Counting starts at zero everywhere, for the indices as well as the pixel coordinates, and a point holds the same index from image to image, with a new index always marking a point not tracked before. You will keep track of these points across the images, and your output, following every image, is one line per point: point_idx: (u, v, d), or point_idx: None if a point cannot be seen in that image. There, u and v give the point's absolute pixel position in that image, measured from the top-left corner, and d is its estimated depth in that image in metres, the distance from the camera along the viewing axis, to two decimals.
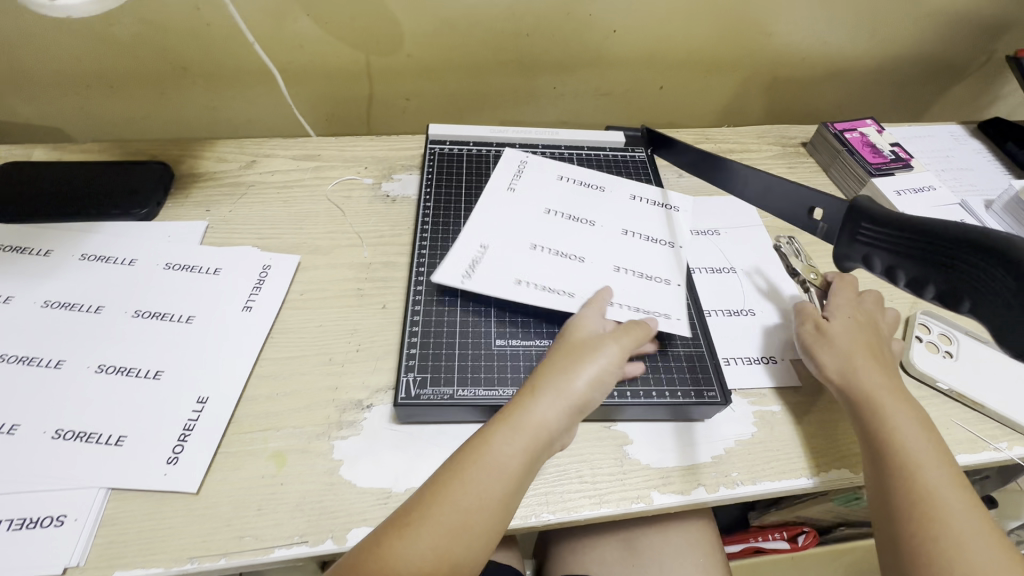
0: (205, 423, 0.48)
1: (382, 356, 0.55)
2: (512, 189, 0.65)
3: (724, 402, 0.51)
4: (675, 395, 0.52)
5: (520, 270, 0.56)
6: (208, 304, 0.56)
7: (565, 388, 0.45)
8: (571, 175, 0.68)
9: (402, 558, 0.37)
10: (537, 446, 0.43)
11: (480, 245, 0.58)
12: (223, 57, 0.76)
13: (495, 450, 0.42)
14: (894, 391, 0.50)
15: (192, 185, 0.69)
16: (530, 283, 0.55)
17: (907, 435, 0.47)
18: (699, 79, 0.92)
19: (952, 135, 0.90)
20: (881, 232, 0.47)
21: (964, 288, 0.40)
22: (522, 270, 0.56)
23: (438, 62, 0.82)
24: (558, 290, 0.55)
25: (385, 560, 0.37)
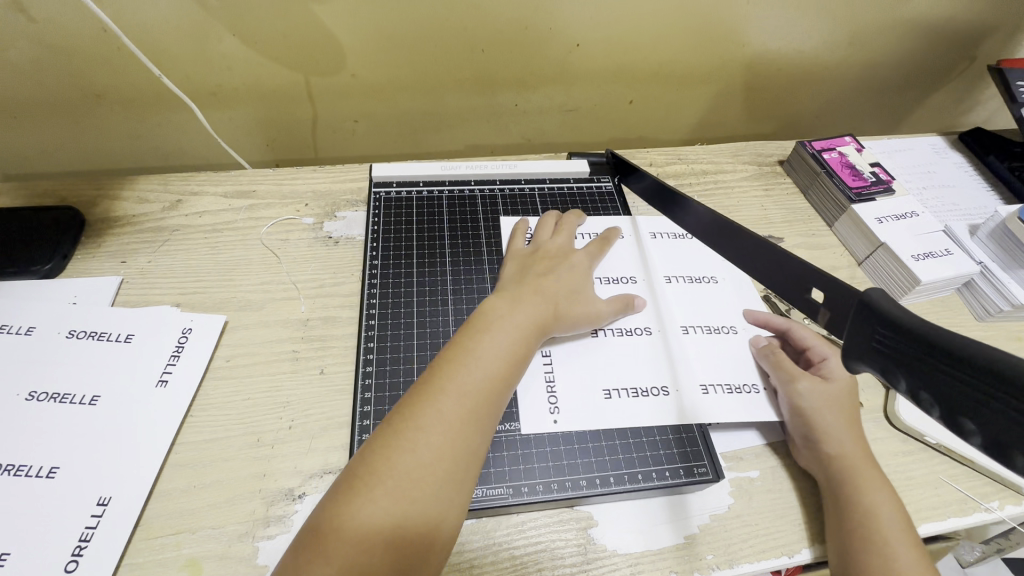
0: (108, 530, 0.42)
1: (318, 434, 0.49)
2: None
3: (716, 479, 0.47)
4: (663, 476, 0.47)
5: (604, 378, 0.52)
6: (117, 379, 0.49)
7: (540, 304, 0.50)
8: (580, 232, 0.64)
9: (414, 448, 0.38)
10: (531, 336, 0.48)
11: (544, 354, 0.53)
12: (143, 82, 0.68)
13: (492, 341, 0.45)
14: (862, 456, 0.46)
15: (107, 232, 0.61)
16: (619, 390, 0.51)
17: (875, 501, 0.44)
18: (670, 93, 0.87)
19: (933, 148, 0.86)
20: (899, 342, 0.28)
21: (1019, 441, 0.23)
22: (606, 378, 0.52)
23: (387, 81, 0.75)
24: (651, 390, 0.52)
25: (393, 448, 0.38)
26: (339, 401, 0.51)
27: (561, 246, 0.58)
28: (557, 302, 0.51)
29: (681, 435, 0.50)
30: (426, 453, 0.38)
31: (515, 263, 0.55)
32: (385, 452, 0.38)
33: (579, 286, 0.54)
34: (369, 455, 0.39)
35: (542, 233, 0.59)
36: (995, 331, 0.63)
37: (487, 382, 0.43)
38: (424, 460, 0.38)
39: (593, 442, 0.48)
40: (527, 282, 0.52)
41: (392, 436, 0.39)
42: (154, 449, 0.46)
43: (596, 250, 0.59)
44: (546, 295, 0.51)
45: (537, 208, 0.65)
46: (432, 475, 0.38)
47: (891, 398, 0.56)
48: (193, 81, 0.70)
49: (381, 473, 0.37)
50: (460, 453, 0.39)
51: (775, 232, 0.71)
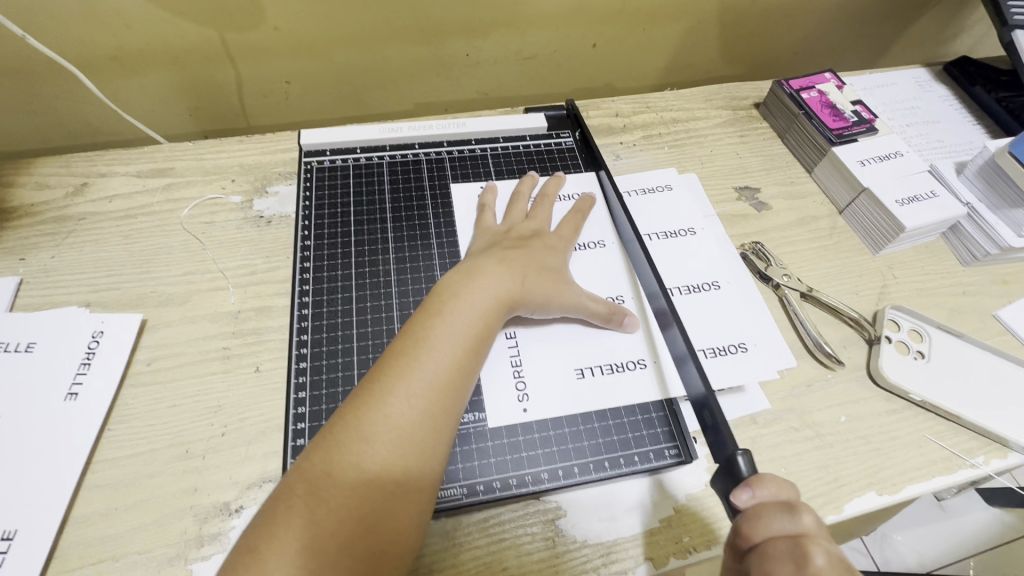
0: (16, 567, 0.37)
1: (255, 440, 0.44)
2: None
3: (688, 460, 0.44)
4: (632, 461, 0.44)
5: (576, 355, 0.47)
6: (19, 394, 0.43)
7: (508, 280, 0.45)
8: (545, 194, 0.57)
9: (360, 458, 0.35)
10: (492, 318, 0.43)
11: (508, 337, 0.48)
12: (25, 48, 0.59)
13: (443, 327, 0.41)
14: None
15: (1, 226, 0.54)
16: (593, 368, 0.47)
17: None
18: (636, 33, 0.79)
19: (916, 81, 0.81)
20: None
21: None
22: (577, 355, 0.47)
23: (316, 34, 0.66)
24: (627, 363, 0.48)
25: (336, 459, 0.35)
26: (276, 401, 0.46)
27: (540, 224, 0.52)
28: (527, 275, 0.47)
29: (651, 414, 0.46)
30: (373, 465, 0.35)
31: (485, 238, 0.51)
32: (330, 459, 0.35)
33: (554, 264, 0.49)
34: (312, 463, 0.35)
35: (517, 210, 0.54)
36: (980, 276, 0.60)
37: (443, 374, 0.39)
38: (374, 467, 0.35)
39: (555, 430, 0.44)
40: (493, 256, 0.47)
41: (337, 445, 0.35)
42: (67, 472, 0.41)
43: (567, 224, 0.53)
44: (514, 266, 0.47)
45: (491, 170, 0.59)
46: (383, 482, 0.35)
47: (874, 355, 0.52)
48: (86, 45, 0.60)
49: (323, 489, 0.34)
50: (416, 455, 0.36)
51: (751, 182, 0.66)
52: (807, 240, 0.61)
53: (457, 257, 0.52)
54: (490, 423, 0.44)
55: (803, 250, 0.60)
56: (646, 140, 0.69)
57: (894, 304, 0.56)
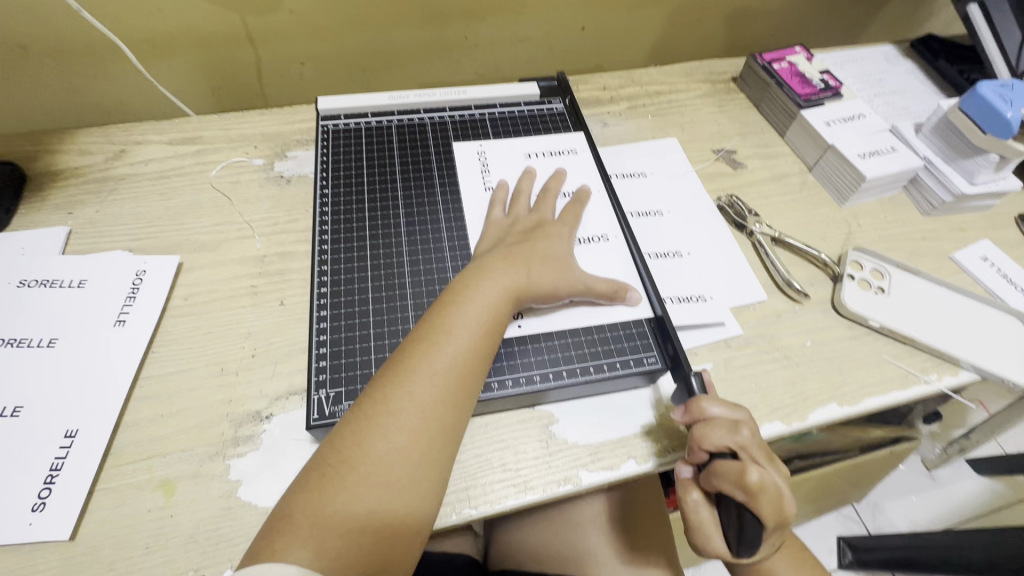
0: (78, 459, 0.43)
1: (282, 360, 0.50)
2: (489, 188, 0.59)
3: (664, 367, 0.48)
4: (615, 367, 0.48)
5: None
6: (73, 322, 0.49)
7: (517, 274, 0.48)
8: (538, 150, 0.63)
9: (385, 433, 0.39)
10: (504, 306, 0.46)
11: None
12: (70, 32, 0.65)
13: (459, 317, 0.44)
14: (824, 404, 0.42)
15: (50, 186, 0.60)
16: None
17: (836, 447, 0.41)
18: (622, 17, 0.86)
19: (884, 56, 0.87)
20: None
21: None
22: None
23: (327, 18, 0.73)
24: None
25: (364, 433, 0.39)
26: (300, 328, 0.52)
27: (543, 217, 0.55)
28: (532, 268, 0.49)
29: (632, 330, 0.51)
30: (398, 439, 0.39)
31: (493, 235, 0.53)
32: (359, 435, 0.39)
33: (558, 253, 0.51)
34: (356, 417, 0.40)
35: (520, 204, 0.56)
36: (939, 224, 0.66)
37: (458, 362, 0.42)
38: (406, 422, 0.39)
39: (546, 341, 0.49)
40: (499, 254, 0.50)
41: (364, 423, 0.39)
42: (118, 385, 0.47)
43: (569, 214, 0.55)
44: (518, 262, 0.49)
45: (489, 132, 0.64)
46: (413, 435, 0.39)
47: (838, 289, 0.57)
48: (123, 28, 0.67)
49: (352, 459, 0.38)
50: (434, 435, 0.40)
51: (729, 146, 0.72)
52: (779, 194, 0.67)
53: (460, 207, 0.59)
54: None
55: (775, 203, 0.66)
56: (632, 110, 0.75)
57: (857, 247, 0.61)
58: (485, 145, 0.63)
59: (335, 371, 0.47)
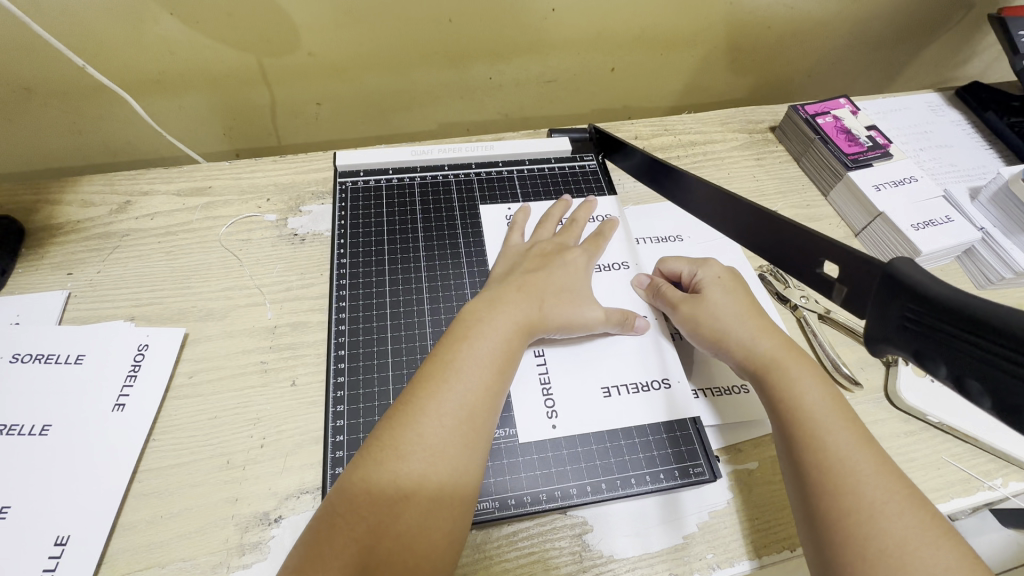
0: (69, 571, 0.39)
1: (293, 452, 0.46)
2: None
3: (711, 479, 0.45)
4: (657, 479, 0.45)
5: (602, 374, 0.49)
6: (68, 406, 0.45)
7: (529, 304, 0.46)
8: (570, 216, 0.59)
9: (392, 484, 0.35)
10: (517, 337, 0.44)
11: (536, 355, 0.49)
12: (76, 73, 0.62)
13: (473, 345, 0.42)
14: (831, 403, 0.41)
15: (49, 242, 0.56)
16: (618, 387, 0.49)
17: (848, 455, 0.38)
18: (654, 58, 0.82)
19: (929, 105, 0.82)
20: (935, 322, 0.30)
21: None
22: (604, 374, 0.49)
23: (347, 60, 0.69)
24: (651, 383, 0.49)
25: (369, 483, 0.36)
26: (313, 414, 0.48)
27: (562, 243, 0.54)
28: (546, 299, 0.47)
29: (674, 433, 0.47)
30: (409, 486, 0.36)
31: (508, 261, 0.52)
32: (364, 485, 0.35)
33: (573, 284, 0.50)
34: (361, 462, 0.37)
35: (544, 230, 0.55)
36: (996, 299, 0.61)
37: (470, 402, 0.39)
38: (414, 469, 0.36)
39: (583, 446, 0.46)
40: (514, 280, 0.49)
41: (372, 467, 0.36)
42: (115, 481, 0.43)
43: (591, 247, 0.55)
44: (532, 293, 0.47)
45: (518, 193, 0.61)
46: (421, 483, 0.36)
47: (892, 376, 0.53)
48: (133, 69, 0.63)
49: (360, 507, 0.35)
50: (446, 480, 0.37)
51: (768, 205, 0.68)
52: None
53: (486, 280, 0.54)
54: (522, 439, 0.46)
55: None
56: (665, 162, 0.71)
57: None
58: (514, 209, 0.59)
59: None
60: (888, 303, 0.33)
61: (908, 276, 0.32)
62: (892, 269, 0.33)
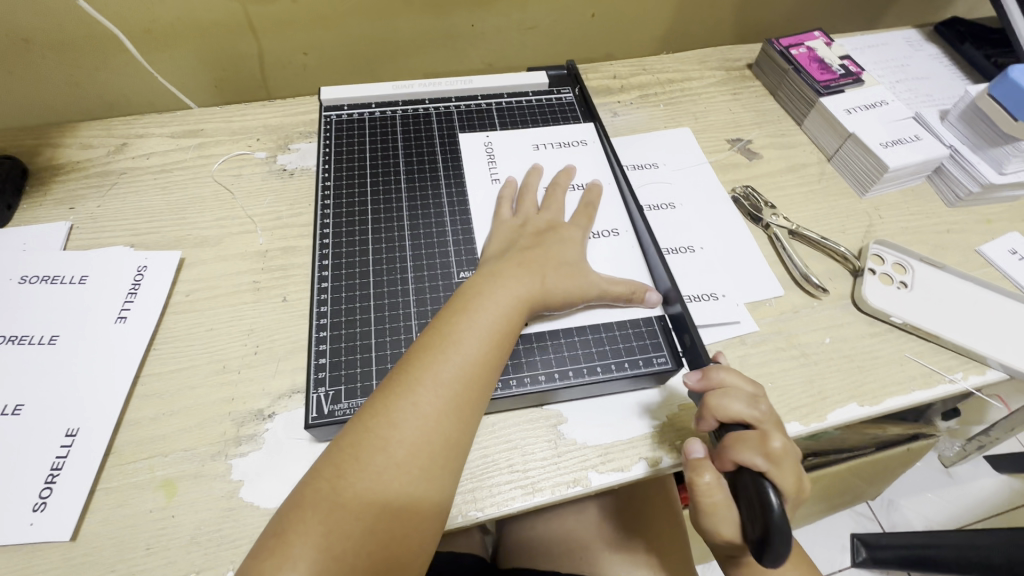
0: (78, 459, 0.42)
1: (284, 358, 0.49)
2: (497, 181, 0.58)
3: (675, 367, 0.47)
4: (623, 367, 0.47)
5: None
6: (73, 319, 0.48)
7: (529, 276, 0.46)
8: (548, 141, 0.61)
9: (384, 449, 0.36)
10: (517, 312, 0.44)
11: None
12: (70, 23, 0.64)
13: (471, 321, 0.42)
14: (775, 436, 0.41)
15: (52, 181, 0.59)
16: None
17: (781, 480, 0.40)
18: (633, 2, 0.83)
19: (907, 41, 0.83)
20: None
21: None
22: None
23: (331, 7, 0.71)
24: None
25: (360, 447, 0.36)
26: (303, 325, 0.50)
27: (552, 220, 0.52)
28: (546, 274, 0.46)
29: (641, 328, 0.49)
30: (399, 453, 0.36)
31: (502, 237, 0.51)
32: (353, 448, 0.36)
33: (571, 258, 0.49)
34: (355, 429, 0.37)
35: (527, 203, 0.54)
36: (965, 215, 0.63)
37: (464, 374, 0.40)
38: (405, 437, 0.37)
39: (551, 339, 0.48)
40: (512, 256, 0.48)
41: (362, 432, 0.37)
42: (119, 383, 0.46)
43: (580, 219, 0.53)
44: (533, 268, 0.46)
45: (496, 123, 0.63)
46: (413, 450, 0.37)
47: (859, 284, 0.55)
48: (125, 19, 0.66)
49: (349, 472, 0.36)
50: (437, 449, 0.37)
51: (743, 135, 0.69)
52: (797, 185, 0.65)
53: (464, 199, 0.56)
54: None
55: (792, 195, 0.64)
56: (643, 99, 0.72)
57: (880, 240, 0.59)
58: (492, 136, 0.61)
59: (335, 368, 0.45)
60: None
61: None
62: None
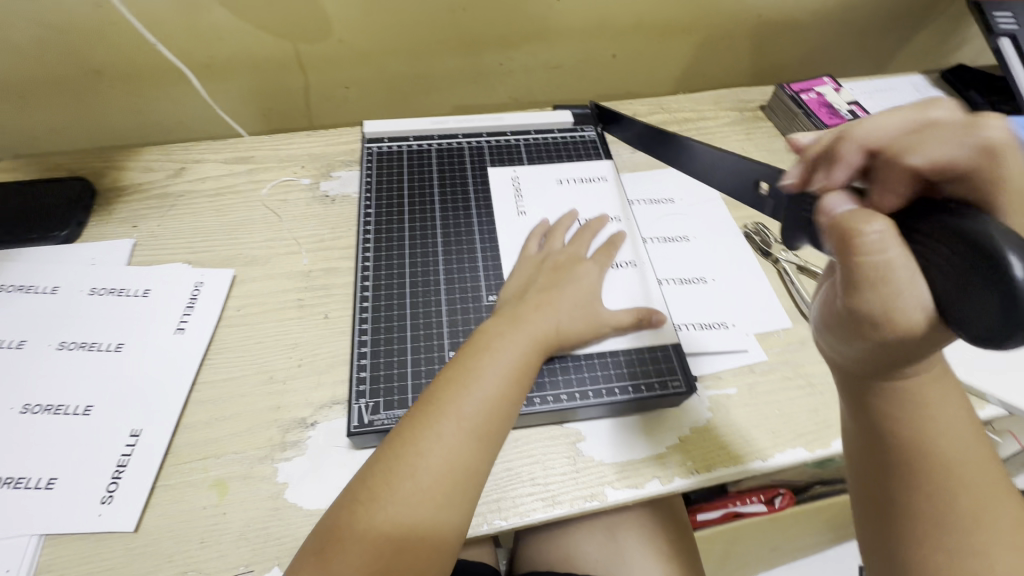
0: (141, 457, 0.46)
1: (325, 371, 0.53)
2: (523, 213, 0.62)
3: (688, 393, 0.51)
4: (638, 390, 0.51)
5: None
6: (137, 329, 0.53)
7: (546, 317, 0.49)
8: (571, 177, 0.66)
9: (412, 477, 0.40)
10: (534, 351, 0.47)
11: None
12: (139, 57, 0.71)
13: (492, 358, 0.45)
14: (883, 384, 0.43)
15: (116, 200, 0.65)
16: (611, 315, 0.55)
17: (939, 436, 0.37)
18: (652, 45, 0.88)
19: (914, 86, 0.87)
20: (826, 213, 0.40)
21: None
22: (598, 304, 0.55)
23: (374, 46, 0.77)
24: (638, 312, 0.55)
25: (390, 473, 0.40)
26: (343, 341, 0.55)
27: (572, 256, 0.56)
28: (563, 314, 0.50)
29: (656, 354, 0.53)
30: (426, 480, 0.40)
31: (524, 273, 0.55)
32: (384, 475, 0.40)
33: (586, 297, 0.52)
34: (385, 455, 0.41)
35: (551, 241, 0.58)
36: None
37: (485, 408, 0.43)
38: (432, 466, 0.40)
39: (573, 362, 0.52)
40: (531, 297, 0.51)
41: (392, 460, 0.40)
42: (178, 389, 0.50)
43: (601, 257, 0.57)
44: (551, 309, 0.50)
45: (524, 158, 0.68)
46: (438, 478, 0.40)
47: None
48: (188, 54, 0.72)
49: (381, 496, 0.39)
50: (460, 477, 0.41)
51: None
52: None
53: (494, 227, 0.61)
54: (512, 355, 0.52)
55: None
56: None
57: None
58: (520, 170, 0.66)
59: (375, 381, 0.49)
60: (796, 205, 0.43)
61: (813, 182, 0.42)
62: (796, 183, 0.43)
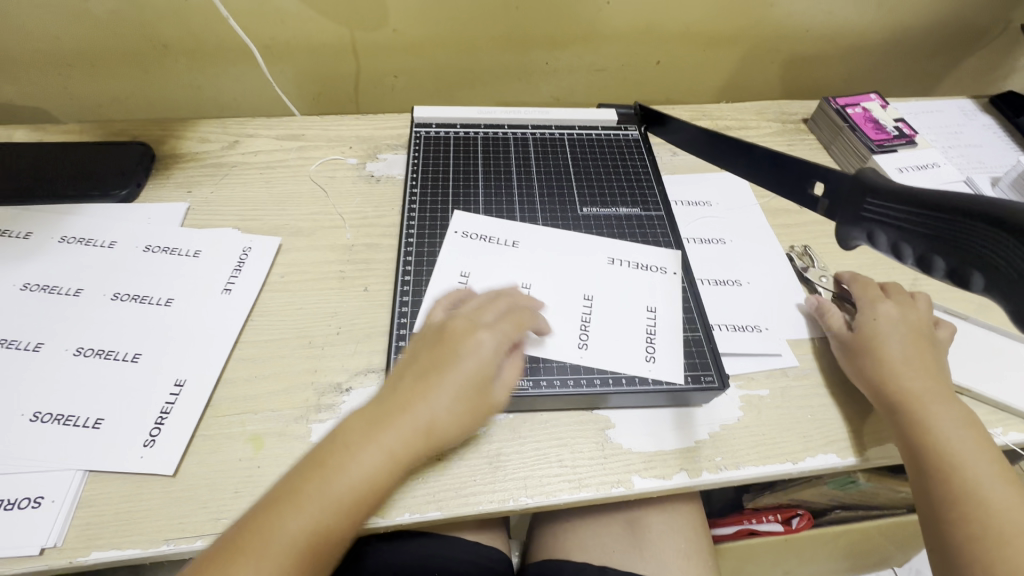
0: (184, 406, 0.48)
1: (362, 341, 0.54)
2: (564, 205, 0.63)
3: (721, 388, 0.50)
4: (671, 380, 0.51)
5: (636, 295, 0.56)
6: (187, 286, 0.55)
7: (417, 409, 0.44)
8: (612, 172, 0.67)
9: (286, 528, 0.39)
10: (410, 433, 0.43)
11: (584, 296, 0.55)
12: (205, 35, 0.74)
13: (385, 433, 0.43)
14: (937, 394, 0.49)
15: (173, 166, 0.68)
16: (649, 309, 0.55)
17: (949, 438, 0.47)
18: (698, 54, 0.89)
19: (961, 110, 0.87)
20: (891, 208, 0.42)
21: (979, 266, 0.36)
22: (636, 295, 0.56)
23: (426, 38, 0.80)
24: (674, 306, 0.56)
25: (270, 520, 0.39)
26: (381, 313, 0.56)
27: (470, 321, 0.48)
28: (434, 406, 0.44)
29: (689, 345, 0.53)
30: (300, 534, 0.39)
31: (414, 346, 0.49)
32: (266, 519, 0.39)
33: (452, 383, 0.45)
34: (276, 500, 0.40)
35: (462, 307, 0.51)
36: None
37: (364, 480, 0.41)
38: (307, 519, 0.39)
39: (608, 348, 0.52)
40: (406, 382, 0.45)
41: (275, 505, 0.40)
42: (222, 345, 0.52)
43: (504, 325, 0.48)
44: (420, 402, 0.44)
45: (567, 152, 0.69)
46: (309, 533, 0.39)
47: None
48: (250, 34, 0.75)
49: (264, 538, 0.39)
50: (334, 536, 0.40)
51: None
52: None
53: (535, 213, 0.63)
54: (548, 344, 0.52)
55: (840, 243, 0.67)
56: None
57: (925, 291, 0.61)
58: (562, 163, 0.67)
59: None
60: (855, 200, 0.45)
61: (873, 178, 0.43)
62: (861, 176, 0.44)
